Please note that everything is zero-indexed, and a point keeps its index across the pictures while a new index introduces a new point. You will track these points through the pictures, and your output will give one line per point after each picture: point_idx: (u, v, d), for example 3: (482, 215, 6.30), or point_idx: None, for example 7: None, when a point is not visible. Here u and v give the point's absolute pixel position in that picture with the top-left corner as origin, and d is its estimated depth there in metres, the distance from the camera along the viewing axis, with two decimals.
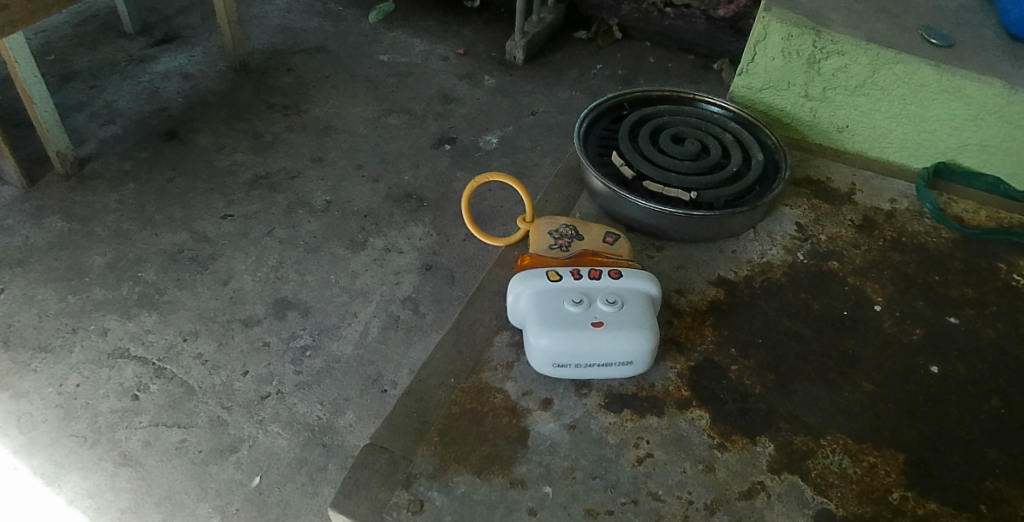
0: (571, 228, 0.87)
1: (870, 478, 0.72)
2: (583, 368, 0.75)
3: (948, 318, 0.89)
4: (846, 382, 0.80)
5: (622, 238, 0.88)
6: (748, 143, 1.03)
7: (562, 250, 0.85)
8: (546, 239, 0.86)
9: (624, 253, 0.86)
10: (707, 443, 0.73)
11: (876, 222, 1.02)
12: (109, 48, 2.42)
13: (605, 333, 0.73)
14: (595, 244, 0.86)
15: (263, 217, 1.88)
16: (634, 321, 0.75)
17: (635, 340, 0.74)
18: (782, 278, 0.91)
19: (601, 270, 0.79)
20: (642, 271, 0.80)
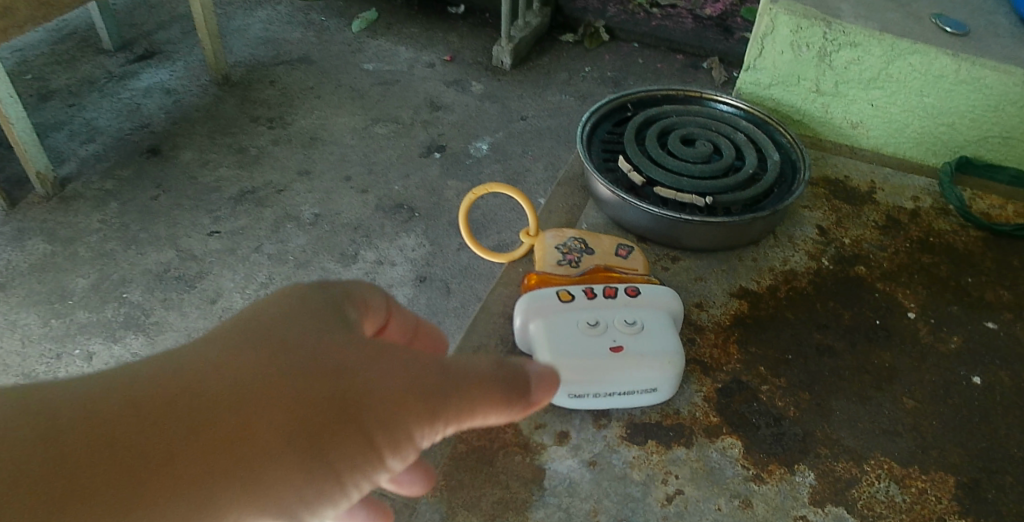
0: (579, 240, 0.81)
1: (921, 507, 0.64)
2: (602, 398, 0.68)
3: (986, 323, 0.82)
4: (886, 398, 0.73)
5: (636, 250, 0.81)
6: (763, 143, 0.97)
7: (572, 266, 0.78)
8: (553, 254, 0.79)
9: (639, 267, 0.80)
10: (741, 476, 0.66)
11: (900, 223, 0.96)
12: (88, 66, 2.34)
13: (626, 359, 0.67)
14: (607, 258, 0.79)
15: (250, 232, 1.81)
16: (658, 344, 0.68)
17: (660, 365, 0.67)
18: (808, 287, 0.85)
19: (618, 288, 0.73)
20: (661, 287, 0.74)
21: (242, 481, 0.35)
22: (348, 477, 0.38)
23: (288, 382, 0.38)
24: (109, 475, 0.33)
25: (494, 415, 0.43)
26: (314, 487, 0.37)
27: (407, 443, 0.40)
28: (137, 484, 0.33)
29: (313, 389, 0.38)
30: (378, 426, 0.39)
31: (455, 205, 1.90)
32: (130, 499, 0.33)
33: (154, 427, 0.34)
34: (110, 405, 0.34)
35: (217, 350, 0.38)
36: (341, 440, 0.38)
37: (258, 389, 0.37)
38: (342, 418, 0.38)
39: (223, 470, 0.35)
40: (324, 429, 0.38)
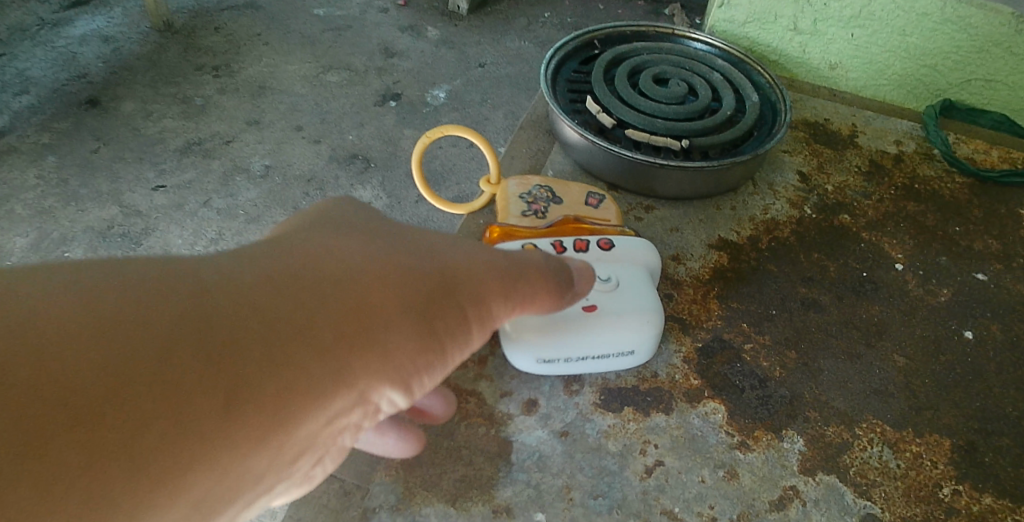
0: (546, 189, 0.73)
1: (915, 473, 0.60)
2: (574, 363, 0.62)
3: (975, 275, 0.78)
4: (875, 356, 0.68)
5: (608, 199, 0.74)
6: (741, 83, 0.89)
7: (539, 217, 0.71)
8: (517, 204, 0.72)
9: (612, 218, 0.72)
10: (726, 443, 0.60)
11: (884, 167, 0.90)
12: (19, 12, 2.14)
13: (600, 319, 0.61)
14: (576, 208, 0.72)
15: (197, 186, 1.70)
16: (635, 302, 0.62)
17: (638, 324, 0.61)
18: (791, 237, 0.79)
19: (589, 241, 0.66)
20: (636, 239, 0.67)
21: (376, 349, 0.40)
22: (448, 350, 0.44)
23: (392, 265, 0.41)
24: (267, 341, 0.35)
25: (548, 300, 0.51)
26: (423, 355, 0.42)
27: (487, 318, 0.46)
28: (299, 346, 0.36)
29: (414, 270, 0.42)
30: (468, 303, 0.45)
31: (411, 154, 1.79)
32: (288, 364, 0.36)
33: (293, 302, 0.37)
34: (250, 282, 0.36)
35: (316, 240, 0.41)
36: (444, 316, 0.43)
37: (371, 271, 0.40)
38: (441, 296, 0.43)
39: (354, 342, 0.39)
40: (429, 305, 0.42)
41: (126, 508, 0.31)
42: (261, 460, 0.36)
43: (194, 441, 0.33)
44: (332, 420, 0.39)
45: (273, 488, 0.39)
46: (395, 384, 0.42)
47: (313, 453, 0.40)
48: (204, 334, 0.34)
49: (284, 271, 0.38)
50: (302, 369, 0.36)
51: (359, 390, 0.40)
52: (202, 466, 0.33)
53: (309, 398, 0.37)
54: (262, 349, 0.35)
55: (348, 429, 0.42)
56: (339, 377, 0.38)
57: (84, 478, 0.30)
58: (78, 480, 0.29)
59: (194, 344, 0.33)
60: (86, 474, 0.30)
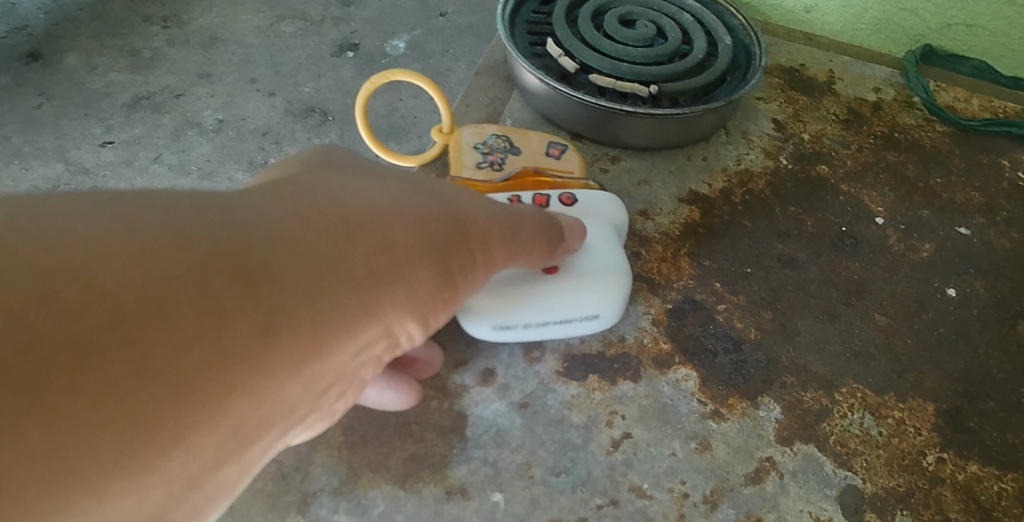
0: (503, 138, 0.67)
1: (898, 441, 0.57)
2: (533, 329, 0.56)
3: (958, 229, 0.74)
4: (855, 316, 0.64)
5: (572, 150, 0.67)
6: (713, 25, 0.82)
7: (495, 169, 0.65)
8: (471, 156, 0.65)
9: (575, 171, 0.66)
10: (698, 413, 0.56)
11: (862, 116, 0.85)
12: None
13: (564, 281, 0.55)
14: (536, 160, 0.66)
15: (148, 140, 1.17)
16: (600, 262, 0.56)
17: (605, 285, 0.56)
18: (766, 190, 0.73)
19: (550, 195, 0.61)
20: (600, 195, 0.62)
21: (401, 286, 0.36)
22: (460, 292, 0.40)
23: (414, 201, 0.38)
24: (301, 269, 0.31)
25: (536, 253, 0.48)
26: (446, 293, 0.39)
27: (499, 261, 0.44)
28: (325, 281, 0.32)
29: (435, 206, 0.39)
30: (483, 243, 0.41)
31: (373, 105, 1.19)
32: (323, 293, 0.32)
33: (321, 231, 0.33)
34: (275, 213, 0.32)
35: (332, 174, 0.37)
36: (465, 254, 0.40)
37: (395, 203, 0.37)
38: (461, 233, 0.40)
39: (386, 276, 0.35)
40: (452, 242, 0.39)
41: (163, 439, 0.27)
42: (293, 391, 0.32)
43: (232, 370, 0.29)
44: (356, 359, 0.36)
45: (298, 425, 0.35)
46: (415, 323, 0.38)
47: (338, 389, 0.36)
48: (239, 258, 0.29)
49: (309, 203, 0.34)
50: (335, 299, 0.33)
51: (387, 326, 0.36)
52: (237, 398, 0.29)
53: (340, 331, 0.33)
54: (298, 276, 0.31)
55: (369, 366, 0.38)
56: (370, 313, 0.34)
57: (119, 409, 0.25)
58: (114, 409, 0.25)
59: (228, 268, 0.29)
60: (120, 405, 0.25)
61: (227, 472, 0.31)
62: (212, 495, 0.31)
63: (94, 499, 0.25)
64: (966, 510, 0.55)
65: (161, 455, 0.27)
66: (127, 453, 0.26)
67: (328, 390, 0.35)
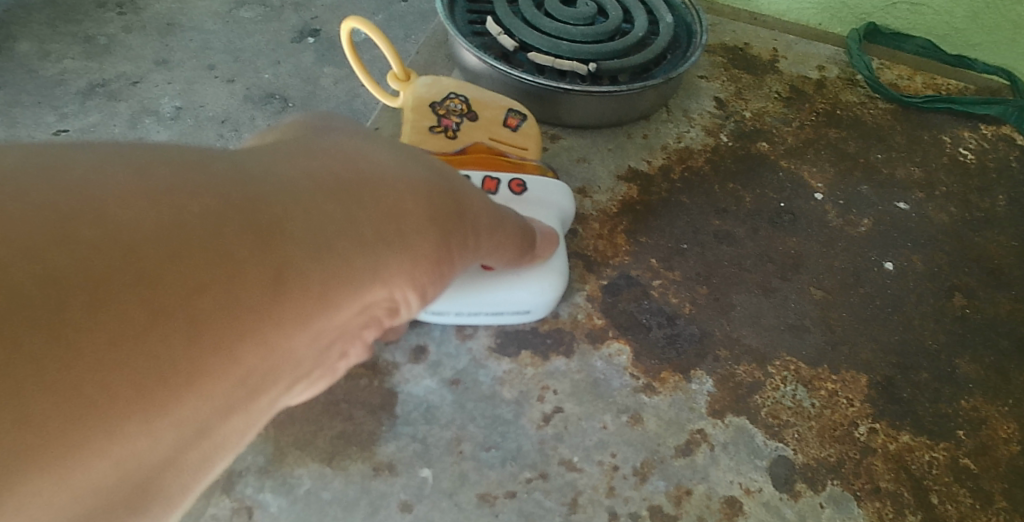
0: (462, 103, 0.65)
1: (830, 412, 0.57)
2: (465, 316, 0.55)
3: (897, 204, 0.75)
4: (791, 290, 0.64)
5: (529, 125, 0.66)
6: (654, 4, 0.81)
7: (448, 135, 0.63)
8: (428, 117, 0.63)
9: (527, 149, 0.65)
10: (631, 387, 0.56)
11: (804, 94, 0.85)
12: None
13: (499, 280, 0.53)
14: (492, 132, 0.64)
15: (103, 127, 0.92)
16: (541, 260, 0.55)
17: (539, 290, 0.55)
18: (705, 166, 0.73)
19: (501, 179, 0.60)
20: (552, 185, 0.61)
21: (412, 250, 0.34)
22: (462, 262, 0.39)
23: (418, 168, 0.37)
24: (313, 224, 0.30)
25: (511, 251, 0.48)
26: (449, 263, 0.38)
27: (494, 228, 0.43)
28: (337, 241, 0.31)
29: (437, 175, 0.38)
30: (479, 215, 0.41)
31: (338, 93, 0.97)
32: (333, 251, 0.31)
33: (331, 189, 0.31)
34: (284, 171, 0.31)
35: (335, 136, 0.36)
36: (466, 222, 0.39)
37: (403, 167, 0.35)
38: (460, 201, 0.38)
39: (398, 240, 0.33)
40: (454, 209, 0.38)
41: (177, 382, 0.26)
42: (301, 344, 0.31)
43: (243, 319, 0.28)
44: (360, 322, 0.34)
45: (304, 380, 0.34)
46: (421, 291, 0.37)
47: (341, 348, 0.35)
48: (249, 210, 0.28)
49: (318, 162, 0.32)
50: (346, 258, 0.31)
51: (393, 290, 0.34)
52: (248, 347, 0.28)
53: (349, 291, 0.32)
54: (311, 232, 0.30)
55: (373, 328, 0.37)
56: (380, 275, 0.33)
57: (133, 353, 0.24)
58: (128, 349, 0.24)
59: (240, 218, 0.28)
60: (133, 346, 0.24)
61: (236, 421, 0.30)
62: (218, 441, 0.30)
63: (111, 432, 0.25)
64: (896, 478, 0.55)
65: (175, 398, 0.26)
66: (145, 391, 0.25)
67: (332, 349, 0.34)
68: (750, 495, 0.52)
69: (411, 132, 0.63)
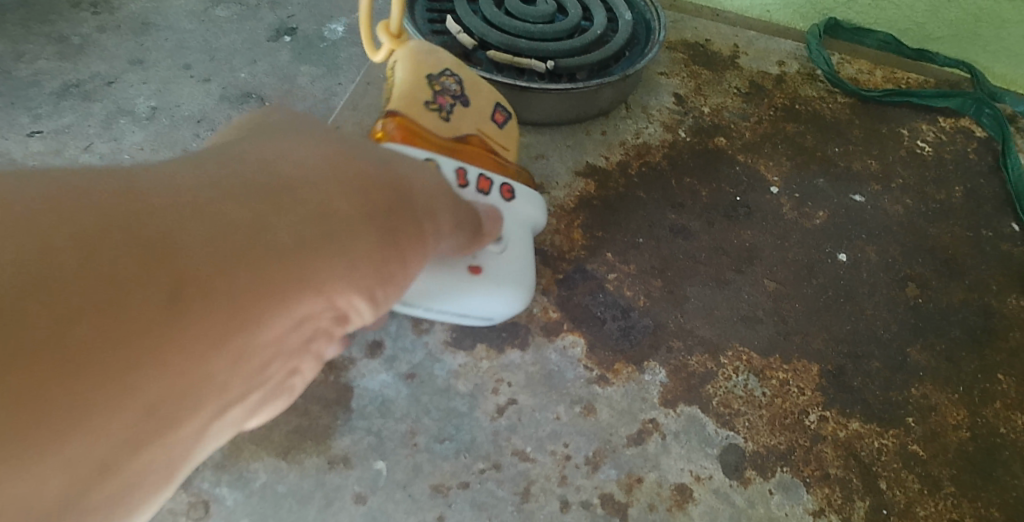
0: (457, 83, 0.60)
1: (781, 401, 0.58)
2: (432, 312, 0.52)
3: (853, 197, 0.76)
4: (745, 282, 0.66)
5: (513, 122, 0.64)
6: (614, 1, 0.82)
7: (441, 114, 0.58)
8: (424, 91, 0.58)
9: (508, 147, 0.63)
10: (584, 378, 0.57)
11: (764, 89, 0.86)
12: None
13: (484, 285, 0.52)
14: (481, 120, 0.61)
15: (77, 129, 0.83)
16: (518, 275, 0.54)
17: (513, 298, 0.54)
18: (663, 161, 0.75)
19: (495, 182, 0.57)
20: (529, 194, 0.60)
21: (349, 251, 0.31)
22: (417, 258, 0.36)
23: (352, 157, 0.33)
24: (216, 233, 0.26)
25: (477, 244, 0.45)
26: (400, 260, 0.34)
27: (448, 212, 0.39)
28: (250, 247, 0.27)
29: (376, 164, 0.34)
30: (428, 204, 0.37)
31: (316, 93, 0.88)
32: (248, 261, 0.27)
33: (244, 189, 0.28)
34: (186, 177, 0.28)
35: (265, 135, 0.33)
36: (413, 211, 0.35)
37: (330, 161, 0.32)
38: (403, 189, 0.35)
39: (329, 242, 0.30)
40: (397, 200, 0.34)
41: (56, 428, 0.23)
42: (220, 369, 0.27)
43: (134, 349, 0.24)
44: (295, 333, 0.31)
45: (245, 407, 0.31)
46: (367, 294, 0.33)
47: (287, 364, 0.32)
48: (134, 226, 0.25)
49: (228, 164, 0.29)
50: (262, 268, 0.27)
51: (330, 295, 0.31)
52: (147, 382, 0.25)
53: (272, 298, 0.28)
54: (213, 242, 0.26)
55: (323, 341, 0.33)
56: (309, 282, 0.29)
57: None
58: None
59: (122, 236, 0.24)
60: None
61: (156, 464, 0.27)
62: (139, 488, 0.27)
63: None
64: (846, 465, 0.56)
65: (57, 447, 0.23)
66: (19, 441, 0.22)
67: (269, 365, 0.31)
68: (700, 483, 0.53)
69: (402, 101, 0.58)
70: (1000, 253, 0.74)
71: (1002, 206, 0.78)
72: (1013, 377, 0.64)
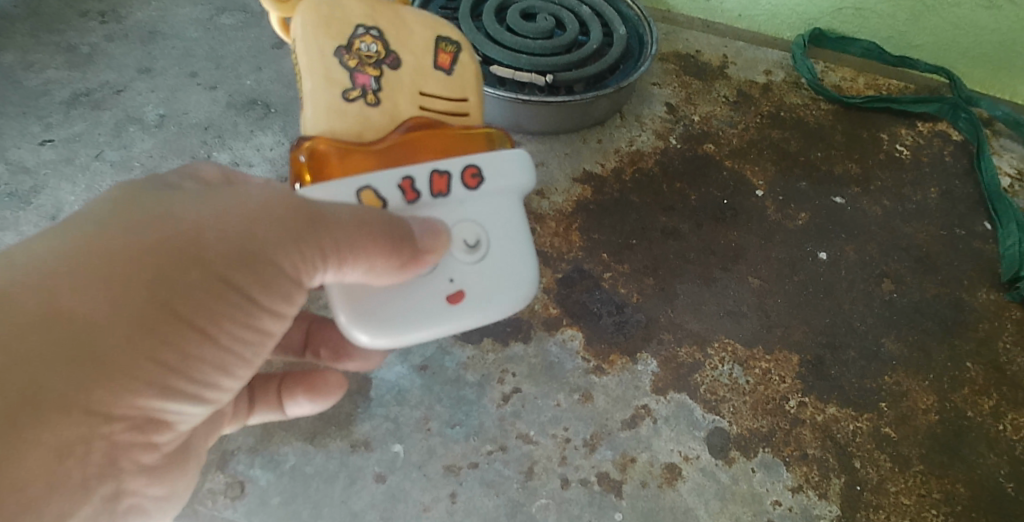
0: (376, 41, 0.46)
1: (763, 388, 0.64)
2: None
3: (834, 199, 0.81)
4: (731, 279, 0.71)
5: (466, 55, 0.49)
6: (610, 17, 0.87)
7: (368, 99, 0.45)
8: (336, 73, 0.45)
9: (470, 92, 0.48)
10: (582, 369, 0.62)
11: (751, 97, 0.92)
12: None
13: (467, 312, 0.43)
14: (421, 74, 0.47)
15: (88, 137, 0.81)
16: (510, 282, 0.44)
17: (513, 305, 0.44)
18: (655, 168, 0.80)
19: (453, 171, 0.44)
20: (516, 153, 0.45)
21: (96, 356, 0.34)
22: (216, 328, 0.38)
23: (102, 247, 0.36)
24: None
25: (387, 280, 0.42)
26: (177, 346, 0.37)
27: (274, 275, 0.39)
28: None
29: (134, 246, 0.36)
30: (229, 268, 0.38)
31: None
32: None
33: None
34: None
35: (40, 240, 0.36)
36: (189, 289, 0.37)
37: (76, 263, 0.35)
38: (172, 265, 0.36)
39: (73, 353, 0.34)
40: (151, 285, 0.36)
41: None
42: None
43: None
44: (71, 443, 0.34)
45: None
46: (156, 382, 0.36)
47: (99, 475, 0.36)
48: None
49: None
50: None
51: (86, 404, 0.34)
52: None
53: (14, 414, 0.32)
54: None
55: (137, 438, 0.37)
56: (45, 395, 0.33)
57: None
58: None
59: None
60: None
61: None
62: None
63: None
64: (823, 446, 0.61)
65: None
66: None
67: (62, 485, 0.34)
68: (688, 462, 0.58)
69: (314, 99, 0.45)
70: (972, 250, 0.79)
71: (974, 206, 0.83)
72: (981, 365, 0.69)
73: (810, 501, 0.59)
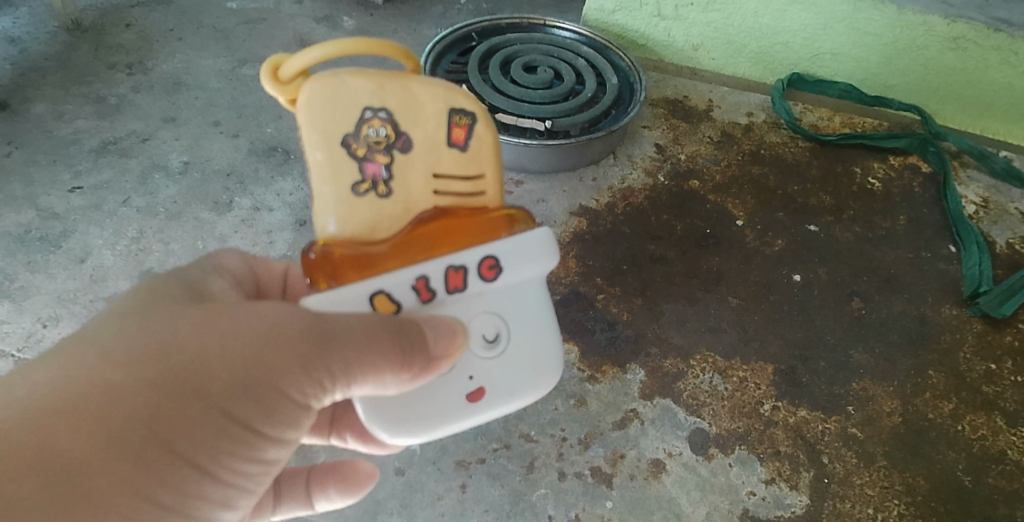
0: (383, 128, 0.47)
1: (740, 394, 0.71)
2: None
3: (809, 226, 0.89)
4: (711, 299, 0.79)
5: (479, 124, 0.48)
6: (603, 68, 0.97)
7: (379, 190, 0.47)
8: (346, 167, 0.47)
9: (484, 164, 0.49)
10: (577, 377, 0.70)
11: (733, 137, 1.01)
12: None
13: (489, 406, 0.46)
14: (431, 154, 0.48)
15: (115, 184, 0.91)
16: (528, 374, 0.47)
17: (533, 393, 0.47)
18: (645, 202, 0.89)
19: (468, 266, 0.45)
20: (533, 242, 0.46)
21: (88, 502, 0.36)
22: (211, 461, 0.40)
23: (104, 385, 0.39)
24: None
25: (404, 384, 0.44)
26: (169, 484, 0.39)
27: (272, 404, 0.41)
28: None
29: (135, 386, 0.39)
30: (227, 402, 0.40)
31: None
32: None
33: None
34: None
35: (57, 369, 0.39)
36: (186, 427, 0.39)
37: (84, 400, 0.38)
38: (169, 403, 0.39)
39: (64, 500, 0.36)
40: (149, 427, 0.38)
41: None
42: None
43: None
44: None
45: None
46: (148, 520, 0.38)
47: None
48: None
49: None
50: None
51: None
52: None
53: None
54: None
55: None
56: None
57: None
58: None
59: None
60: None
61: None
62: None
63: None
64: (794, 444, 0.68)
65: None
66: None
67: None
68: (672, 457, 0.66)
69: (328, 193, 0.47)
70: (937, 271, 0.86)
71: (941, 230, 0.91)
72: (942, 372, 0.76)
73: (782, 492, 0.66)
